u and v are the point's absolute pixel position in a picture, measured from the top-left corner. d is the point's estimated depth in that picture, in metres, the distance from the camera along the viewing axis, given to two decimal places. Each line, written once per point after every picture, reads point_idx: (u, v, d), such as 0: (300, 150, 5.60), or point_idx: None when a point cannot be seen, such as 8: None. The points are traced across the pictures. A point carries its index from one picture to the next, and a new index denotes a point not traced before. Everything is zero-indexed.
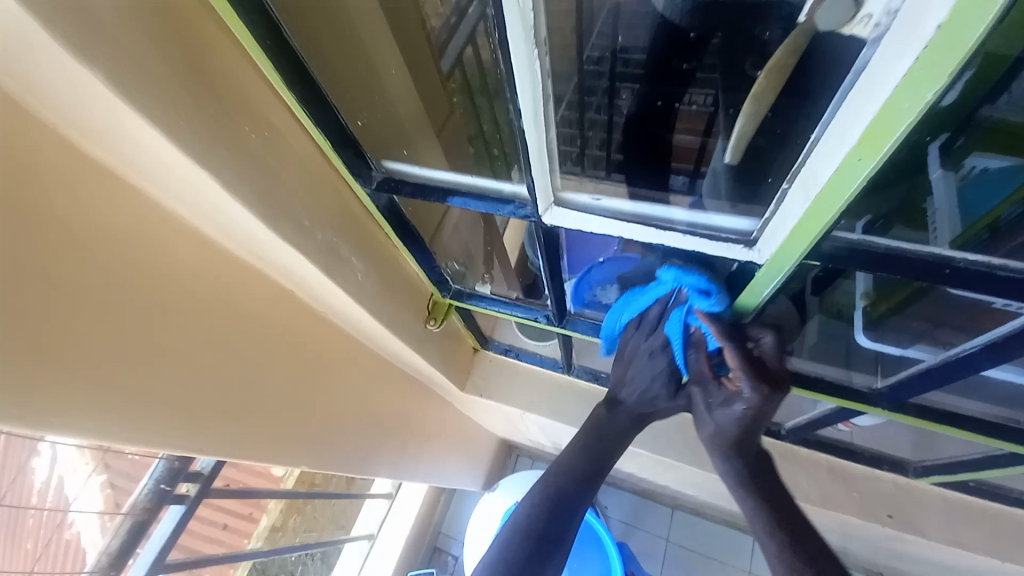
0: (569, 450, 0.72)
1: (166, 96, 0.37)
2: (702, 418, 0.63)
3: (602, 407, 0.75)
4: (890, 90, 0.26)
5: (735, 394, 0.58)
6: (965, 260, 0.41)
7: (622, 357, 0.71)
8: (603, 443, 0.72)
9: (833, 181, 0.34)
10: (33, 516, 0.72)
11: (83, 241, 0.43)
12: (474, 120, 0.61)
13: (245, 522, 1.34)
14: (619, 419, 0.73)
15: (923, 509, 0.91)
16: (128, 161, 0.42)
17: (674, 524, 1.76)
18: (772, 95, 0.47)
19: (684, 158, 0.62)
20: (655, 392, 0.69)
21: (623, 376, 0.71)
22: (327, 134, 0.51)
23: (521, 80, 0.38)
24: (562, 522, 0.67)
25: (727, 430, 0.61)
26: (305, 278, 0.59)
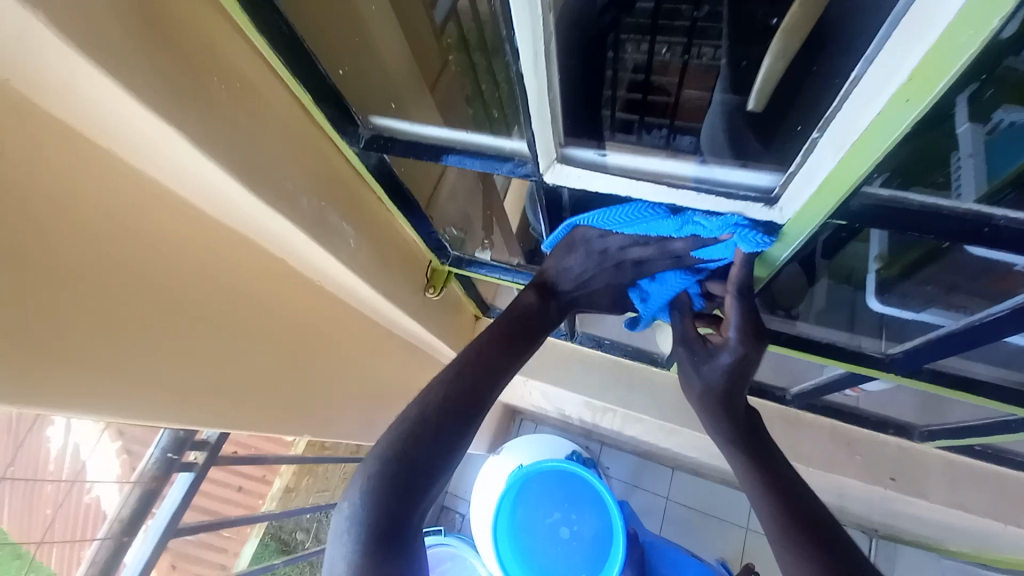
0: (487, 335, 0.58)
1: (117, 47, 0.33)
2: (687, 377, 0.61)
3: (534, 294, 0.63)
4: (952, 17, 0.23)
5: (721, 347, 0.58)
6: (1007, 219, 0.39)
7: (572, 243, 0.64)
8: (533, 333, 0.60)
9: (875, 126, 0.31)
10: (51, 483, 0.78)
11: (72, 213, 0.41)
12: (472, 78, 0.59)
13: (259, 484, 1.38)
14: (550, 309, 0.63)
15: (925, 471, 0.92)
16: (97, 125, 0.38)
17: (674, 483, 1.80)
18: (809, 22, 0.46)
19: (691, 116, 0.57)
20: (596, 291, 0.65)
21: (568, 266, 0.63)
22: (308, 88, 0.48)
23: (518, 17, 0.33)
24: (462, 417, 0.52)
25: (712, 387, 0.58)
26: (298, 247, 0.56)
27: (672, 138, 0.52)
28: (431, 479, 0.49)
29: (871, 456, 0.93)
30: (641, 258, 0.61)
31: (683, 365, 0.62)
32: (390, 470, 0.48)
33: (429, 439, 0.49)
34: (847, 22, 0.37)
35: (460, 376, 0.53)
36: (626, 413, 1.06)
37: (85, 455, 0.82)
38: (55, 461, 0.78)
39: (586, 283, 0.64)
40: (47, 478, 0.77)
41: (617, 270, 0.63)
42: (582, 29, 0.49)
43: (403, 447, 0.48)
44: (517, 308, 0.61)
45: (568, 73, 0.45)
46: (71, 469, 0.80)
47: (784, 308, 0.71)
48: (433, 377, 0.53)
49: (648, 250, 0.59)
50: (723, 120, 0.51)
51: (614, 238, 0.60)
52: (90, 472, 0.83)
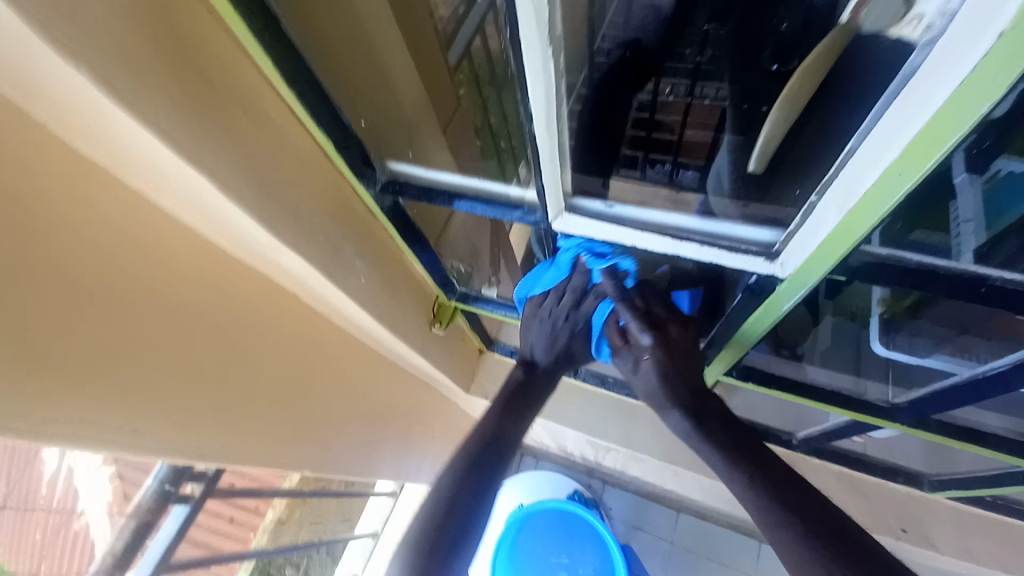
0: (490, 414, 0.65)
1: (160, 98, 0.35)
2: (634, 385, 0.61)
3: (520, 369, 0.69)
4: (943, 100, 0.25)
5: (635, 346, 0.59)
6: (1003, 278, 0.40)
7: (527, 321, 0.69)
8: (525, 404, 0.66)
9: (874, 193, 0.32)
10: (41, 511, 0.83)
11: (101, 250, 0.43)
12: (482, 112, 0.63)
13: (251, 515, 1.37)
14: (537, 377, 0.68)
15: (935, 522, 0.89)
16: (128, 166, 0.40)
17: (678, 526, 1.74)
18: (808, 95, 0.44)
19: (692, 153, 0.61)
20: (573, 349, 0.67)
21: (530, 337, 0.68)
22: (330, 134, 0.50)
23: (533, 83, 0.36)
24: (479, 487, 0.59)
25: (650, 383, 0.59)
26: (310, 281, 0.58)
27: (675, 172, 0.59)
28: (461, 546, 0.55)
29: (880, 504, 0.91)
30: (578, 305, 0.63)
31: (631, 377, 0.61)
32: (421, 539, 0.54)
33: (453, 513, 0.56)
34: (840, 92, 0.39)
35: (472, 452, 0.61)
36: (629, 452, 1.05)
37: (79, 482, 0.87)
38: (46, 486, 0.82)
39: (554, 345, 0.67)
40: (36, 505, 0.81)
41: (569, 327, 0.65)
42: (594, 66, 0.51)
43: (433, 517, 0.56)
44: (506, 387, 0.67)
45: (577, 127, 0.48)
46: (60, 495, 0.85)
47: (790, 348, 0.73)
48: (449, 457, 0.62)
49: (570, 297, 0.63)
50: (731, 167, 0.53)
51: (549, 300, 0.65)
52: (80, 501, 0.87)
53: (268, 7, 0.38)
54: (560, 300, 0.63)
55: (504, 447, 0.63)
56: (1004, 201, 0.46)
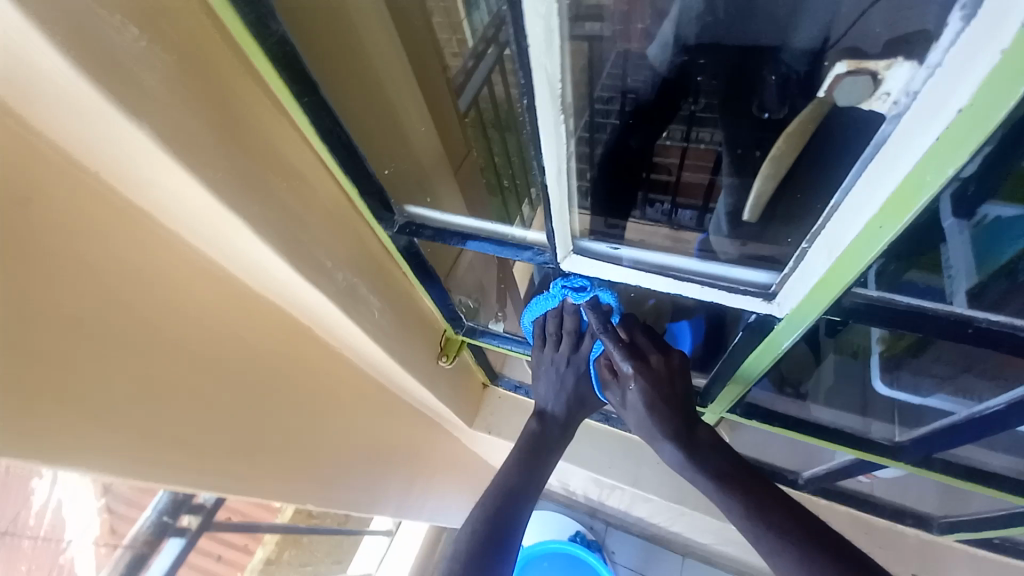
0: (509, 462, 0.72)
1: (195, 145, 0.39)
2: (630, 420, 0.66)
3: (535, 421, 0.76)
4: (913, 163, 0.28)
5: (625, 382, 0.64)
6: (988, 320, 0.42)
7: (535, 371, 0.76)
8: (542, 453, 0.73)
9: (859, 241, 0.35)
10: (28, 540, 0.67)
11: (131, 283, 0.46)
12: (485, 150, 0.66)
13: (240, 554, 1.25)
14: (550, 427, 0.75)
15: (950, 569, 0.87)
16: (165, 204, 0.43)
17: (684, 572, 1.68)
18: (792, 156, 0.44)
19: (692, 195, 0.59)
20: (580, 392, 0.74)
21: (541, 385, 0.76)
22: (353, 178, 0.53)
23: (546, 138, 0.40)
24: (504, 533, 0.63)
25: (642, 415, 0.63)
26: (325, 315, 0.60)
27: (674, 212, 0.58)
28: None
29: (892, 549, 0.89)
30: (572, 348, 0.71)
31: (625, 409, 0.67)
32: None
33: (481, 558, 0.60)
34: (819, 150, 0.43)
35: (496, 497, 0.66)
36: (635, 491, 1.04)
37: (66, 512, 0.72)
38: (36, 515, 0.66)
39: (562, 389, 0.74)
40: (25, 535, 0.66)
41: (572, 370, 0.72)
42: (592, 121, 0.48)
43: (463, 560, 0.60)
44: (524, 438, 0.74)
45: (597, 175, 0.51)
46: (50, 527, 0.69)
47: (794, 387, 0.74)
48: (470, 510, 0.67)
49: (566, 339, 0.70)
50: (731, 211, 0.52)
51: (548, 347, 0.73)
52: (68, 529, 0.74)
53: (303, 67, 0.42)
54: (557, 345, 0.71)
55: (522, 502, 0.67)
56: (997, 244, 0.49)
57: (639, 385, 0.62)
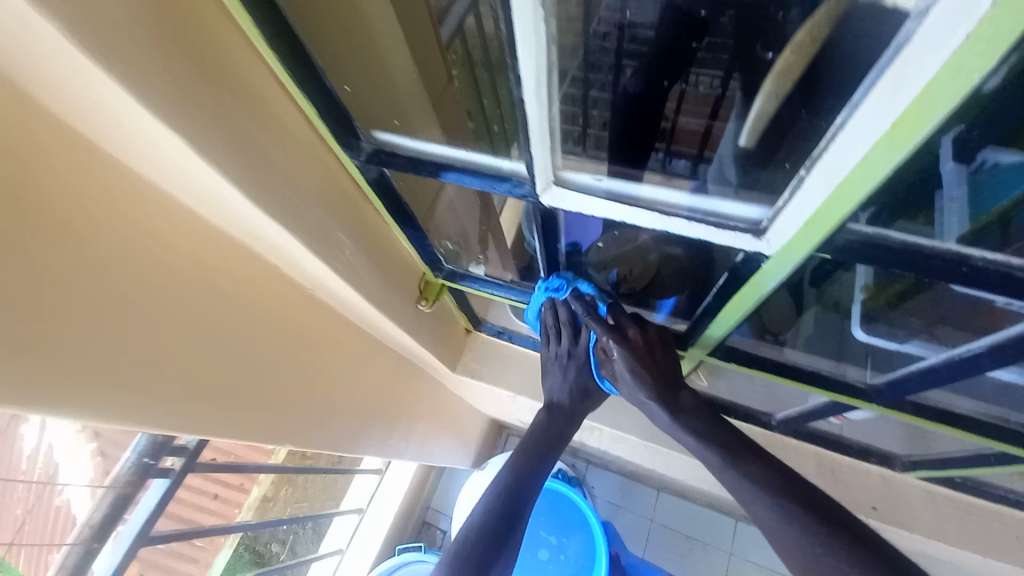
0: (524, 444, 0.78)
1: (126, 48, 0.33)
2: (628, 391, 0.71)
3: (545, 412, 0.81)
4: (934, 72, 0.25)
5: (613, 357, 0.70)
6: (985, 259, 0.41)
7: (545, 369, 0.82)
8: (554, 437, 0.79)
9: (858, 171, 0.32)
10: (23, 483, 0.76)
11: (60, 214, 0.42)
12: (474, 92, 0.59)
13: (235, 492, 1.31)
14: (559, 416, 0.80)
15: (909, 503, 0.92)
16: (88, 122, 0.39)
17: (659, 506, 1.79)
18: (801, 69, 0.42)
19: (686, 142, 0.57)
20: (583, 383, 0.79)
21: (550, 379, 0.81)
22: (314, 101, 0.48)
23: (523, 48, 0.35)
24: (521, 495, 0.73)
25: (632, 382, 0.69)
26: (291, 254, 0.56)
27: (669, 160, 0.56)
28: (492, 558, 0.66)
29: (857, 486, 0.94)
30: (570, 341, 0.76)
31: (618, 381, 0.73)
32: (479, 538, 0.67)
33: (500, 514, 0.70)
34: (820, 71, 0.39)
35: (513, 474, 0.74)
36: (614, 432, 1.07)
37: (60, 456, 0.82)
38: (27, 460, 0.77)
39: (567, 380, 0.79)
40: (21, 477, 0.76)
41: (574, 362, 0.78)
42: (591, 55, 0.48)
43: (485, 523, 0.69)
44: (538, 424, 0.80)
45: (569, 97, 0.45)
46: (43, 469, 0.79)
47: (773, 334, 0.73)
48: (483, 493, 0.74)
49: (564, 333, 0.76)
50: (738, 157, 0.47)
51: (550, 345, 0.79)
52: (63, 475, 0.82)
53: None
54: (557, 340, 0.77)
55: (536, 477, 0.76)
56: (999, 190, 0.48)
57: (625, 356, 0.68)
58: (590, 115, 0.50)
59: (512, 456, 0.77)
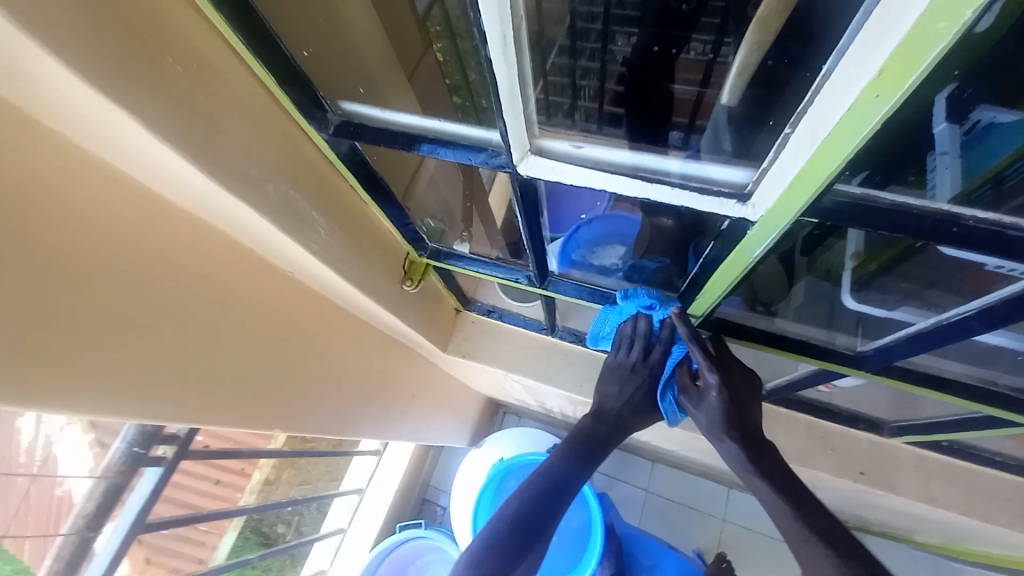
0: (561, 451, 0.80)
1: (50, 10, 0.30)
2: (699, 421, 0.74)
3: (588, 419, 0.83)
4: (921, 11, 0.23)
5: (708, 389, 0.72)
6: (974, 218, 0.39)
7: (602, 375, 0.82)
8: (592, 445, 0.80)
9: (845, 123, 0.30)
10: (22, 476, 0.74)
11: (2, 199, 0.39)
12: (459, 66, 0.51)
13: (238, 477, 1.31)
14: (603, 427, 0.81)
15: (896, 466, 0.94)
16: (21, 96, 0.36)
17: (654, 476, 1.82)
18: (777, 20, 0.44)
19: (682, 110, 0.55)
20: (638, 402, 0.80)
21: (607, 391, 0.81)
22: (269, 67, 0.45)
23: (484, 2, 0.32)
24: (549, 505, 0.73)
25: (717, 419, 0.71)
26: (262, 235, 0.54)
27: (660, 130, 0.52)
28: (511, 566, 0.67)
29: (846, 452, 0.95)
30: (647, 357, 0.77)
31: (695, 411, 0.75)
32: (500, 539, 0.69)
33: (526, 519, 0.71)
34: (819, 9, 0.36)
35: (543, 482, 0.75)
36: None
37: (60, 450, 0.79)
38: (26, 454, 0.74)
39: (625, 396, 0.80)
40: (20, 471, 0.74)
41: (635, 378, 0.78)
42: (575, 28, 0.56)
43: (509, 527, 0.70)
44: (578, 430, 0.82)
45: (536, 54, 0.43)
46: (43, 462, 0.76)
47: (764, 304, 0.72)
48: (518, 489, 0.76)
49: (638, 346, 0.77)
50: (739, 122, 0.45)
51: (621, 357, 0.78)
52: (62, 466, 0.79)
53: None
54: (628, 351, 0.77)
55: (569, 485, 0.76)
56: (993, 150, 0.47)
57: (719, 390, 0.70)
58: (580, 84, 0.58)
59: (547, 461, 0.79)
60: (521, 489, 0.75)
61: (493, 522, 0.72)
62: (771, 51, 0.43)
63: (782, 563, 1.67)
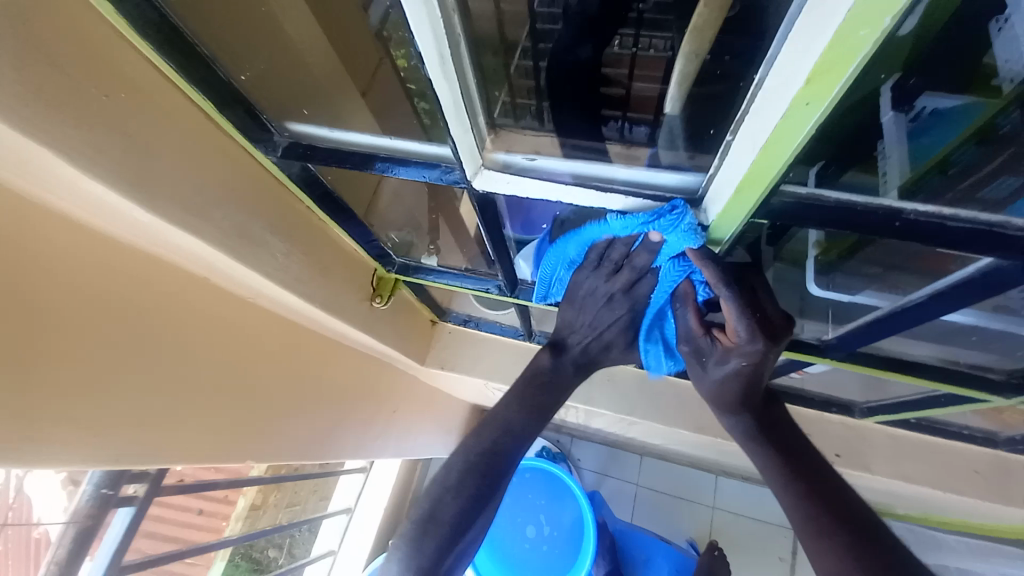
0: (505, 402, 0.73)
1: None
2: (699, 377, 0.65)
3: (546, 354, 0.75)
4: (838, 21, 0.24)
5: (729, 348, 0.59)
6: (915, 211, 0.40)
7: (572, 299, 0.68)
8: (544, 390, 0.73)
9: (782, 128, 0.31)
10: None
11: None
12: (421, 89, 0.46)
13: (222, 506, 1.27)
14: (563, 365, 0.75)
15: (870, 445, 0.97)
16: None
17: (643, 469, 1.84)
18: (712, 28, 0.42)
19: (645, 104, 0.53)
20: (609, 334, 0.70)
21: (577, 317, 0.69)
22: (208, 94, 0.44)
23: (417, 17, 0.32)
24: (489, 469, 0.68)
25: (724, 384, 0.63)
26: (221, 264, 0.52)
27: (628, 128, 0.53)
28: (448, 534, 0.64)
29: (821, 436, 0.98)
30: (631, 284, 0.61)
31: (701, 365, 0.64)
32: (436, 508, 0.65)
33: (465, 485, 0.66)
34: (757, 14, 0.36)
35: (484, 444, 0.70)
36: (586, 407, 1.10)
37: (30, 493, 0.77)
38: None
39: (596, 325, 0.70)
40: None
41: (614, 304, 0.65)
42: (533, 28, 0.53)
43: (443, 492, 0.66)
44: (530, 369, 0.75)
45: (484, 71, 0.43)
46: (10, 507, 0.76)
47: None
48: (453, 452, 0.70)
49: (624, 276, 0.60)
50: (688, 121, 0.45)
51: (597, 281, 0.63)
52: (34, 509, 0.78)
53: None
54: (612, 276, 0.60)
55: (514, 438, 0.71)
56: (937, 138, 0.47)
57: (744, 355, 0.58)
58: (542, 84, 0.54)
59: (488, 416, 0.72)
60: (458, 450, 0.70)
61: (429, 489, 0.67)
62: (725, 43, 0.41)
63: (772, 546, 1.71)
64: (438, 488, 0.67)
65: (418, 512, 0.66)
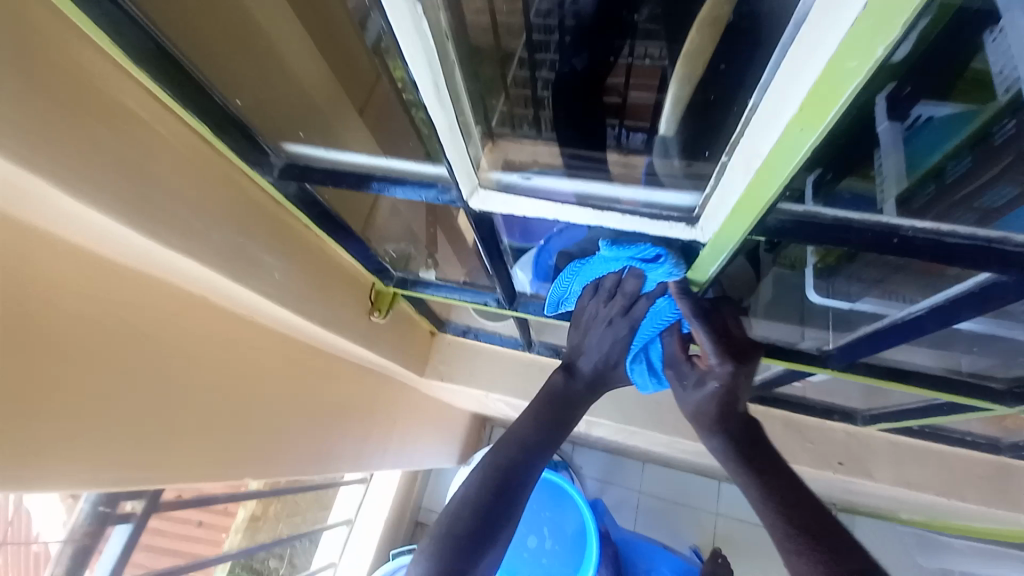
0: (524, 422, 0.71)
1: None
2: (684, 400, 0.67)
3: (560, 374, 0.75)
4: (831, 50, 0.24)
5: (705, 371, 0.64)
6: (913, 228, 0.40)
7: (575, 323, 0.72)
8: (560, 410, 0.72)
9: (776, 152, 0.31)
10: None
11: None
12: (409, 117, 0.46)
13: (222, 517, 1.21)
14: (578, 384, 0.73)
15: (873, 453, 0.96)
16: None
17: (645, 477, 1.83)
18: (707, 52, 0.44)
19: (641, 116, 0.55)
20: (612, 356, 0.71)
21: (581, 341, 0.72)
22: (202, 117, 0.44)
23: (408, 42, 0.32)
24: (510, 487, 0.65)
25: (708, 410, 0.64)
26: (220, 284, 0.52)
27: (625, 135, 0.54)
28: (467, 555, 0.60)
29: (824, 444, 0.97)
30: (627, 310, 0.65)
31: (683, 390, 0.67)
32: (454, 526, 0.61)
33: (484, 503, 0.63)
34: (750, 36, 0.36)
35: (501, 462, 0.67)
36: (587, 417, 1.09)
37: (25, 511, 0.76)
38: None
39: (600, 349, 0.70)
40: None
41: (610, 331, 0.67)
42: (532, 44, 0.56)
43: (462, 511, 0.62)
44: (545, 390, 0.74)
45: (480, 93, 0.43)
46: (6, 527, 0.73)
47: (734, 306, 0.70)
48: (471, 470, 0.67)
49: (620, 302, 0.65)
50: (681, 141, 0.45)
51: (597, 306, 0.67)
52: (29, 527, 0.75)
53: None
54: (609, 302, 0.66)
55: (533, 458, 0.68)
56: (929, 146, 0.48)
57: (718, 376, 0.63)
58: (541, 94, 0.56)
59: (505, 436, 0.70)
60: (477, 469, 0.67)
61: (447, 508, 0.64)
62: (720, 54, 0.42)
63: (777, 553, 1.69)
64: (456, 507, 0.63)
65: (436, 531, 0.62)
